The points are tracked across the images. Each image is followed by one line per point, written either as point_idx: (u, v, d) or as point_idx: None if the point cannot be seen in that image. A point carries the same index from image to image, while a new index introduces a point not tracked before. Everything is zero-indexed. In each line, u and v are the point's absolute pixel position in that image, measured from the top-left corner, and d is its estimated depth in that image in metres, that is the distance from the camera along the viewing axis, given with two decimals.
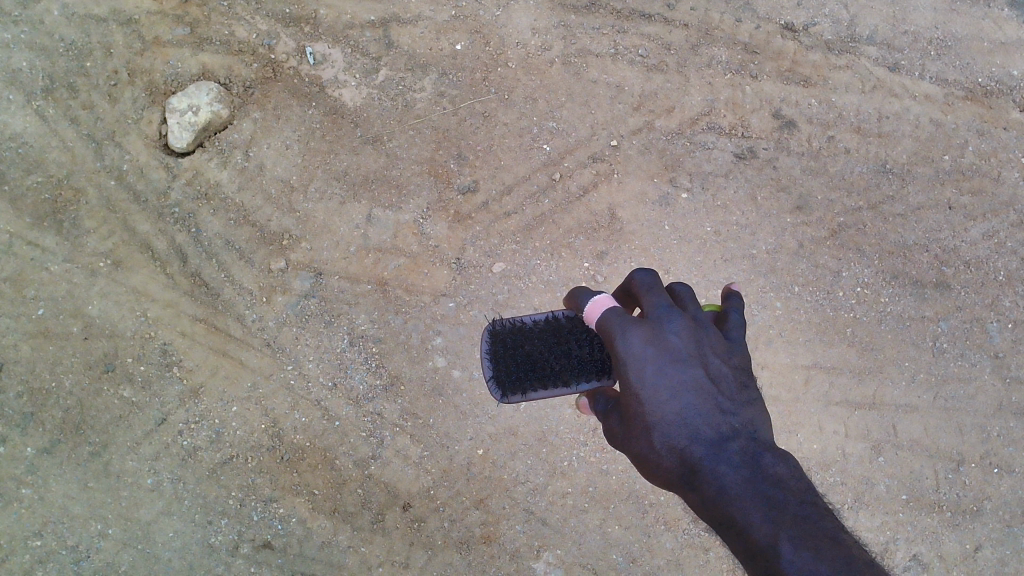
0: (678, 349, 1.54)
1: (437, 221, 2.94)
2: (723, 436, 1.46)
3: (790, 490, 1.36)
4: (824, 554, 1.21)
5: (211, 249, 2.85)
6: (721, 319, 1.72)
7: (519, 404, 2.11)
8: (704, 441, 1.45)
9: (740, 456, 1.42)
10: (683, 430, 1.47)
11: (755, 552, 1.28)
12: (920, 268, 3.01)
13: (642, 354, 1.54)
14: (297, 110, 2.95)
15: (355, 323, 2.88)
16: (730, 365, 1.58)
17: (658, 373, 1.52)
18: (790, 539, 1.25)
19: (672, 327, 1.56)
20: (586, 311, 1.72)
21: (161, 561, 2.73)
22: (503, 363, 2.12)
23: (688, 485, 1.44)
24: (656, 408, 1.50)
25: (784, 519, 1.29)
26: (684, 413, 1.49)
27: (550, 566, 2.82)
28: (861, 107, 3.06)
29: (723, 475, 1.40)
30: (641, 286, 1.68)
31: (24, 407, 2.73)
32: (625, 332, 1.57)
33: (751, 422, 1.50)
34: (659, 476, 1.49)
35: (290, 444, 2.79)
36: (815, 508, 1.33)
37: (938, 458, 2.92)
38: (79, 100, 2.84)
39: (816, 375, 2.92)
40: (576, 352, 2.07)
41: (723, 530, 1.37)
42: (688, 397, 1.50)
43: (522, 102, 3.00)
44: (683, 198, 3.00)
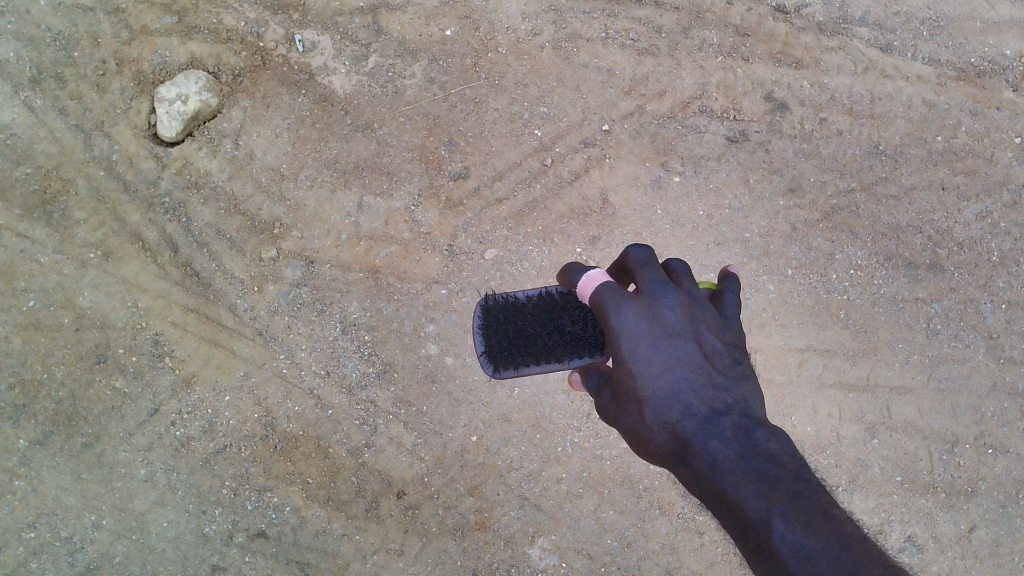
0: (672, 323, 1.54)
1: (429, 207, 2.93)
2: (717, 410, 1.45)
3: (784, 465, 1.35)
4: (816, 530, 1.22)
5: (202, 239, 2.84)
6: (717, 298, 1.76)
7: (511, 378, 2.16)
8: (697, 417, 1.45)
9: (733, 430, 1.42)
10: (675, 405, 1.47)
11: (746, 527, 1.29)
12: (913, 249, 3.00)
13: (636, 329, 1.54)
14: (287, 98, 2.93)
15: (347, 311, 2.87)
16: (724, 342, 1.58)
17: (652, 347, 1.52)
18: (783, 515, 1.25)
19: (666, 303, 1.57)
20: (580, 287, 1.73)
21: (155, 552, 2.73)
22: (497, 338, 2.16)
23: (680, 460, 1.45)
24: (648, 382, 1.50)
25: (777, 495, 1.29)
26: (676, 388, 1.48)
27: (544, 552, 2.81)
28: (853, 88, 3.04)
29: (716, 449, 1.39)
30: (636, 262, 1.69)
31: (16, 399, 2.72)
32: (619, 306, 1.57)
33: (744, 398, 1.49)
34: (650, 451, 1.50)
35: (284, 433, 2.79)
36: (808, 483, 1.32)
37: (933, 440, 2.92)
38: (67, 90, 2.83)
39: (809, 358, 2.91)
40: (569, 328, 2.10)
41: (714, 506, 1.38)
42: (681, 372, 1.49)
43: (513, 88, 2.99)
44: (675, 182, 2.98)
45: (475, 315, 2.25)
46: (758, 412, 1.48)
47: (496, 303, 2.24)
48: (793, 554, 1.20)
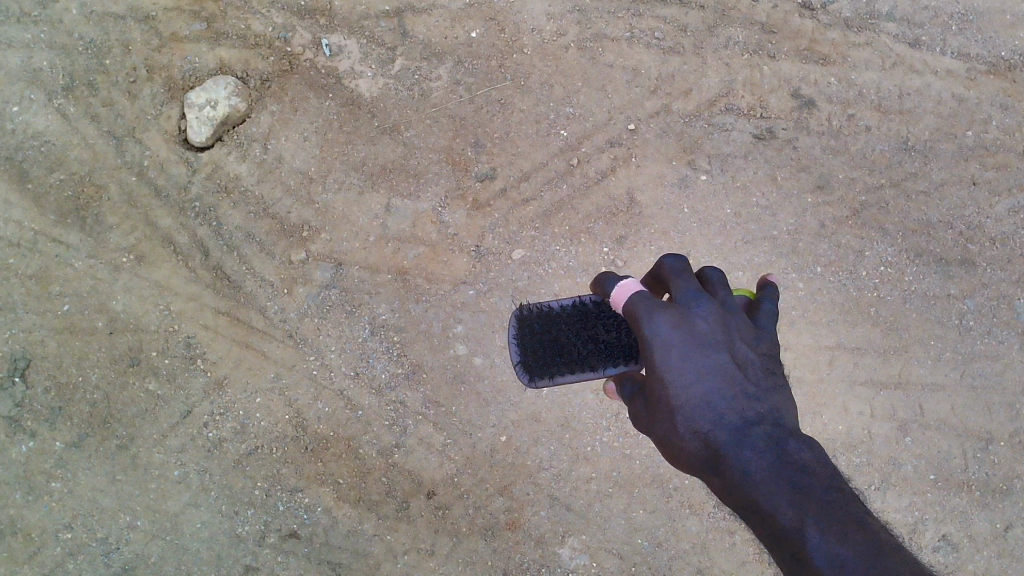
0: (705, 333, 1.57)
1: (456, 209, 2.94)
2: (748, 420, 1.47)
3: (816, 476, 1.36)
4: (851, 539, 1.21)
5: (232, 243, 2.87)
6: (753, 309, 1.77)
7: (547, 388, 2.16)
8: (728, 427, 1.47)
9: (765, 441, 1.43)
10: (707, 414, 1.49)
11: (781, 537, 1.28)
12: (945, 245, 2.98)
13: (669, 338, 1.56)
14: (315, 101, 2.96)
15: (376, 313, 2.89)
16: (757, 352, 1.61)
17: (684, 356, 1.55)
18: (817, 524, 1.25)
19: (699, 312, 1.59)
20: (613, 298, 1.75)
21: (190, 552, 2.76)
22: (532, 347, 2.17)
23: (712, 470, 1.45)
24: (681, 391, 1.53)
25: (810, 505, 1.29)
26: (707, 397, 1.50)
27: (575, 552, 2.82)
28: (882, 84, 3.02)
29: (748, 459, 1.40)
30: (669, 272, 1.70)
31: (52, 402, 2.76)
32: (651, 315, 1.60)
33: (777, 408, 1.51)
34: (682, 460, 1.52)
35: (314, 434, 2.81)
36: (841, 494, 1.32)
37: (967, 438, 2.89)
38: (99, 97, 2.86)
39: (840, 356, 2.89)
40: (603, 336, 2.11)
41: (746, 515, 1.38)
42: (713, 381, 1.52)
43: (538, 88, 2.99)
44: (703, 180, 2.98)
45: (510, 326, 2.27)
46: (790, 424, 1.49)
47: (531, 313, 2.26)
48: (828, 562, 1.19)
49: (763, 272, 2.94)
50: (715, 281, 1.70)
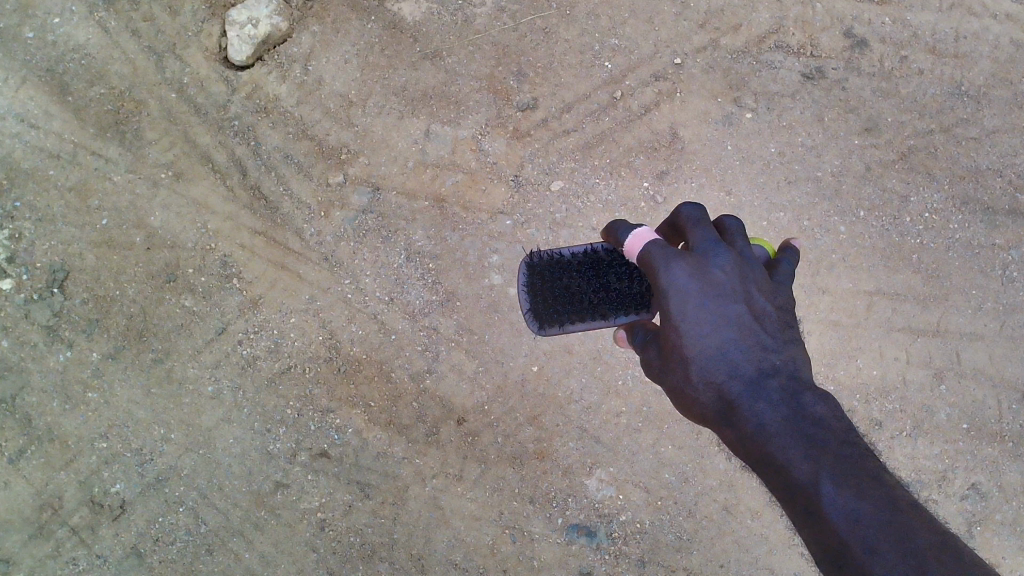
0: (722, 283, 1.53)
1: (496, 137, 2.91)
2: (763, 372, 1.48)
3: (831, 429, 1.36)
4: (867, 494, 1.22)
5: (270, 163, 2.86)
6: (770, 267, 1.75)
7: (557, 334, 2.20)
8: (744, 378, 1.47)
9: (780, 393, 1.44)
10: (722, 365, 1.49)
11: (794, 491, 1.29)
12: (992, 194, 2.92)
13: (686, 288, 1.52)
14: (356, 24, 2.90)
15: (412, 239, 2.88)
16: (774, 305, 1.59)
17: (701, 307, 1.51)
18: (832, 478, 1.25)
19: (717, 261, 1.55)
20: (627, 245, 1.68)
21: (221, 467, 2.79)
22: (542, 296, 2.16)
23: (725, 421, 1.47)
24: (696, 342, 1.51)
25: (825, 458, 1.29)
26: (723, 348, 1.50)
27: (602, 483, 2.83)
28: (938, 26, 2.94)
29: (762, 413, 1.41)
30: (686, 219, 1.66)
31: (89, 313, 2.79)
32: (669, 264, 1.54)
33: (793, 360, 1.52)
34: (694, 409, 1.53)
35: (347, 355, 2.83)
36: (857, 448, 1.32)
37: (1002, 388, 2.86)
38: (140, 12, 2.84)
39: (878, 301, 2.85)
40: (614, 286, 2.09)
41: (760, 467, 1.39)
42: (729, 332, 1.51)
43: (584, 18, 2.93)
44: (748, 118, 2.92)
45: (520, 271, 2.24)
46: (806, 377, 1.50)
47: (541, 258, 2.22)
48: (843, 517, 1.20)
49: (806, 213, 2.89)
50: (733, 229, 1.66)
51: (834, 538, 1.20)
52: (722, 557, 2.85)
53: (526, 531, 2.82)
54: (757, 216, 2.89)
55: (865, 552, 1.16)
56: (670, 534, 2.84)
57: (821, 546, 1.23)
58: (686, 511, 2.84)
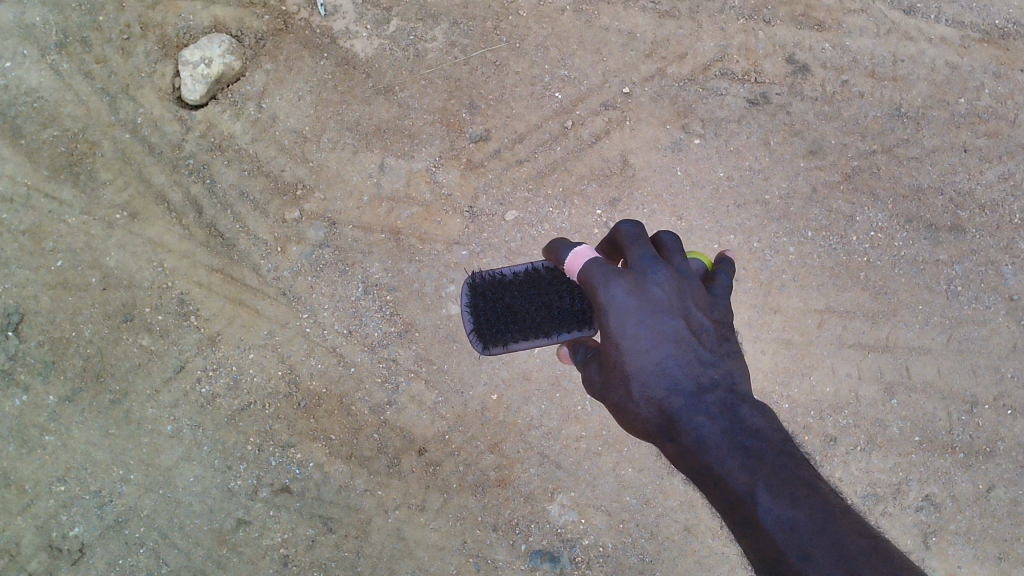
0: (660, 299, 1.56)
1: (450, 169, 2.95)
2: (702, 386, 1.51)
3: (767, 440, 1.40)
4: (800, 502, 1.25)
5: (225, 201, 2.87)
6: (708, 279, 1.78)
7: (500, 353, 2.23)
8: (683, 393, 1.51)
9: (718, 407, 1.47)
10: (662, 380, 1.53)
11: (733, 501, 1.32)
12: (934, 211, 3.00)
13: (624, 305, 1.55)
14: (309, 61, 2.94)
15: (369, 272, 2.90)
16: (712, 319, 1.63)
17: (639, 324, 1.54)
18: (768, 488, 1.29)
19: (654, 278, 1.57)
20: (567, 264, 1.71)
21: (182, 506, 2.77)
22: (485, 315, 2.21)
23: (665, 434, 1.51)
24: (637, 358, 1.55)
25: (762, 468, 1.33)
26: (663, 364, 1.53)
27: (564, 508, 2.85)
28: (876, 51, 3.03)
29: (701, 425, 1.44)
30: (624, 237, 1.67)
31: (45, 356, 2.77)
32: (607, 282, 1.58)
33: (730, 373, 1.56)
34: (637, 424, 1.57)
35: (307, 390, 2.83)
36: (792, 458, 1.36)
37: (952, 400, 2.92)
38: (93, 54, 2.85)
39: (829, 319, 2.91)
40: (557, 303, 2.16)
41: (699, 480, 1.42)
42: (668, 348, 1.54)
43: (534, 51, 2.99)
44: (696, 144, 2.99)
45: (463, 292, 2.29)
46: (743, 389, 1.54)
47: (482, 279, 2.27)
48: (778, 526, 1.23)
49: (755, 235, 2.94)
50: (671, 247, 1.67)
51: (771, 545, 1.23)
52: None
53: (490, 559, 2.83)
54: (707, 239, 2.95)
55: (799, 558, 1.19)
56: (632, 557, 2.86)
57: (758, 556, 1.26)
58: (647, 533, 2.86)
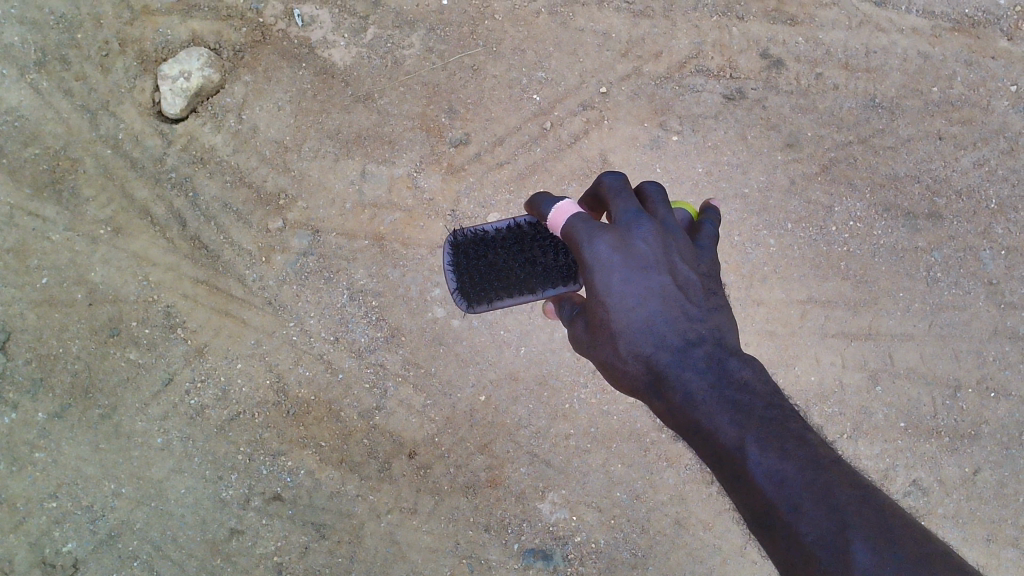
0: (645, 254, 1.58)
1: (431, 173, 2.97)
2: (689, 341, 1.52)
3: (756, 393, 1.40)
4: (790, 453, 1.25)
5: (209, 212, 2.88)
6: (693, 231, 1.81)
7: (485, 311, 2.22)
8: (671, 348, 1.52)
9: (707, 361, 1.48)
10: (649, 337, 1.54)
11: (723, 456, 1.33)
12: (912, 199, 3.03)
13: (609, 262, 1.57)
14: (288, 71, 2.96)
15: (354, 278, 2.91)
16: (698, 273, 1.65)
17: (625, 280, 1.57)
18: (757, 440, 1.29)
19: (639, 233, 1.60)
20: (551, 220, 1.73)
21: (174, 518, 2.78)
22: (469, 274, 2.16)
23: (654, 390, 1.52)
24: (623, 315, 1.57)
25: (750, 421, 1.33)
26: (650, 320, 1.55)
27: (555, 506, 2.86)
28: (849, 43, 3.06)
29: (690, 382, 1.46)
30: (608, 192, 1.71)
31: (33, 373, 2.78)
32: (591, 238, 1.60)
33: (718, 328, 1.57)
34: (625, 382, 1.59)
35: (295, 398, 2.84)
36: (781, 409, 1.36)
37: (935, 385, 2.95)
38: (72, 71, 2.86)
39: (811, 309, 2.94)
40: (541, 259, 2.12)
41: (690, 434, 1.43)
42: (654, 305, 1.56)
43: (511, 54, 3.01)
44: (674, 141, 3.01)
45: (444, 251, 2.23)
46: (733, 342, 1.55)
47: (463, 237, 2.22)
48: (768, 479, 1.24)
49: (736, 228, 2.96)
50: (654, 200, 1.71)
51: (761, 498, 1.25)
52: (677, 570, 2.88)
53: (483, 560, 2.84)
54: None
55: (789, 509, 1.20)
56: (624, 551, 2.87)
57: (750, 508, 1.28)
58: (639, 527, 2.87)
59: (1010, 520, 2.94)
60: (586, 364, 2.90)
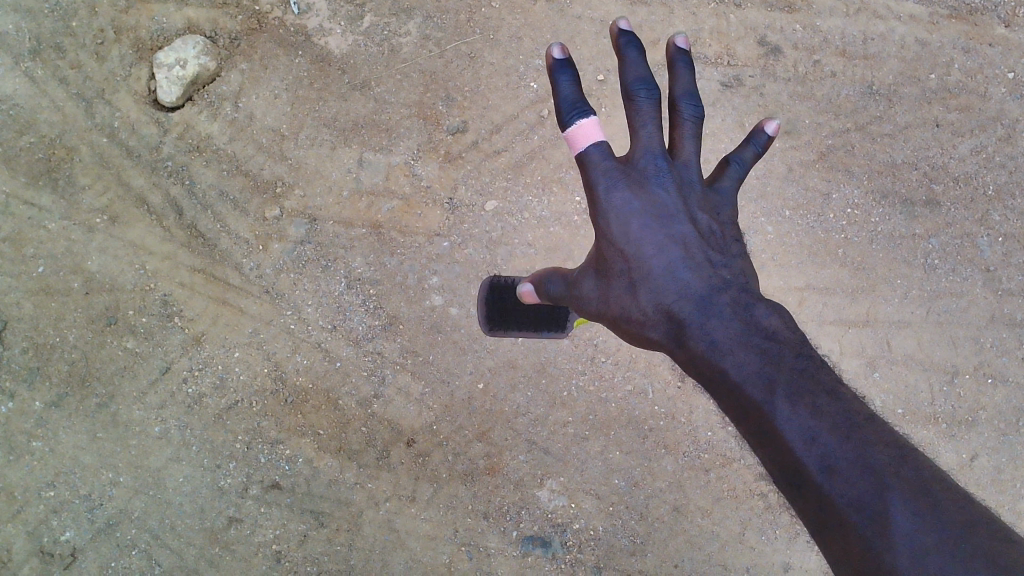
0: (664, 204, 1.54)
1: (428, 161, 2.96)
2: (714, 287, 1.43)
3: (787, 342, 1.30)
4: (823, 410, 1.16)
5: (205, 201, 2.88)
6: (719, 169, 1.72)
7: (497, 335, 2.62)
8: (694, 296, 1.43)
9: (732, 308, 1.39)
10: (672, 283, 1.46)
11: (748, 410, 1.24)
12: (909, 186, 3.02)
13: (628, 208, 1.53)
14: (285, 59, 2.95)
15: (352, 267, 2.91)
16: (720, 225, 1.59)
17: (644, 228, 1.51)
18: (787, 394, 1.20)
19: (659, 182, 1.56)
20: (569, 134, 1.58)
21: (172, 506, 2.78)
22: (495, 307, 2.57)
23: (673, 339, 1.44)
24: (643, 264, 1.50)
25: (780, 372, 1.24)
26: (672, 267, 1.47)
27: (553, 494, 2.86)
28: (846, 30, 3.06)
29: (712, 332, 1.36)
30: (638, 117, 1.60)
31: (30, 362, 2.77)
32: (608, 184, 1.54)
33: (743, 275, 1.49)
34: (640, 335, 1.52)
35: (294, 386, 2.84)
36: (812, 359, 1.26)
37: (933, 372, 2.95)
38: (67, 60, 2.85)
39: (808, 297, 2.94)
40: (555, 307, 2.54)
41: (714, 388, 1.33)
42: (677, 251, 1.49)
43: (508, 42, 3.00)
44: None
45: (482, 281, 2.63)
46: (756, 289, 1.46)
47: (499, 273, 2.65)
48: (799, 436, 1.15)
49: None
50: (684, 133, 1.63)
51: (790, 456, 1.15)
52: (675, 557, 2.88)
53: (482, 547, 2.84)
54: None
55: (821, 471, 1.11)
56: (623, 538, 2.87)
57: (778, 466, 1.18)
58: (637, 515, 2.87)
59: (1007, 506, 2.95)
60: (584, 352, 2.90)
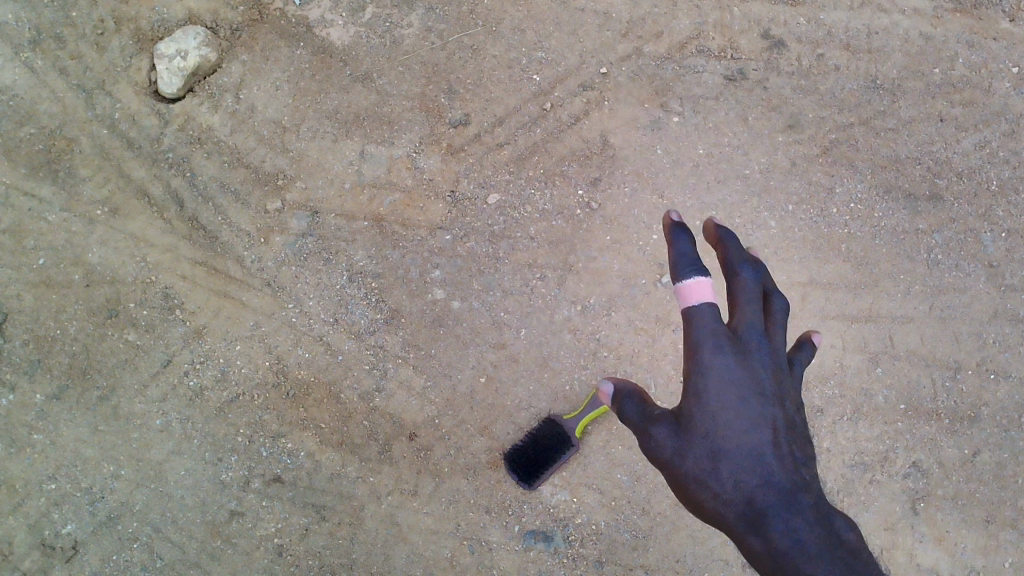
0: (759, 384, 1.32)
1: (431, 154, 2.95)
2: (799, 483, 1.21)
3: None
4: None
5: (206, 193, 2.87)
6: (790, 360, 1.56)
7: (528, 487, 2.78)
8: (778, 488, 1.20)
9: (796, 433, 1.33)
10: (755, 469, 1.22)
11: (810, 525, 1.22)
12: (912, 181, 3.02)
13: (730, 374, 1.32)
14: (286, 51, 2.93)
15: (354, 260, 2.90)
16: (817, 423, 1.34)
17: (741, 408, 1.29)
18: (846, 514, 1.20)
19: (761, 359, 1.36)
20: (682, 287, 1.40)
21: (174, 499, 2.77)
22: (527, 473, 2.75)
23: (750, 529, 1.18)
24: (729, 436, 1.26)
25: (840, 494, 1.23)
26: (759, 451, 1.24)
27: (556, 488, 2.86)
28: (850, 24, 3.05)
29: (798, 528, 1.14)
30: (743, 296, 1.46)
31: (30, 354, 2.77)
32: (717, 348, 1.34)
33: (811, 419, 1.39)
34: (709, 509, 1.25)
35: (295, 379, 2.83)
36: None
37: (935, 367, 2.95)
38: (67, 50, 2.84)
39: (811, 292, 2.93)
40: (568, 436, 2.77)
41: None
42: (768, 437, 1.25)
43: (510, 34, 2.99)
44: (675, 122, 2.99)
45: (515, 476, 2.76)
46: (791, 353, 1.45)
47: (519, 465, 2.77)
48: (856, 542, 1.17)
49: (737, 211, 2.96)
50: (778, 324, 1.46)
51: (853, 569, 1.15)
52: (678, 552, 2.88)
53: (484, 541, 2.84)
54: (690, 217, 2.95)
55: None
56: (625, 533, 2.87)
57: None
58: (639, 509, 2.87)
59: (1010, 502, 2.94)
60: (587, 347, 2.90)
